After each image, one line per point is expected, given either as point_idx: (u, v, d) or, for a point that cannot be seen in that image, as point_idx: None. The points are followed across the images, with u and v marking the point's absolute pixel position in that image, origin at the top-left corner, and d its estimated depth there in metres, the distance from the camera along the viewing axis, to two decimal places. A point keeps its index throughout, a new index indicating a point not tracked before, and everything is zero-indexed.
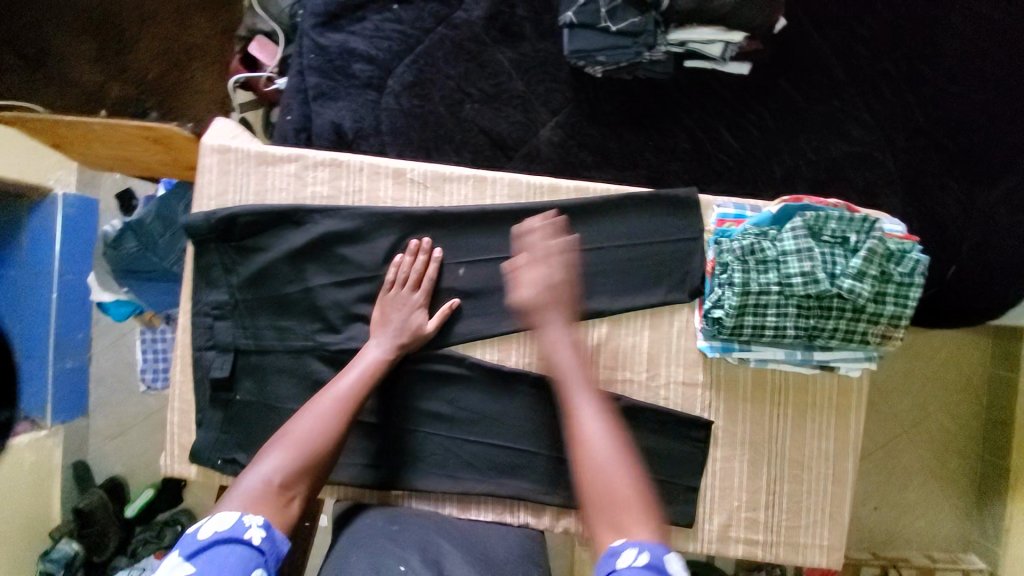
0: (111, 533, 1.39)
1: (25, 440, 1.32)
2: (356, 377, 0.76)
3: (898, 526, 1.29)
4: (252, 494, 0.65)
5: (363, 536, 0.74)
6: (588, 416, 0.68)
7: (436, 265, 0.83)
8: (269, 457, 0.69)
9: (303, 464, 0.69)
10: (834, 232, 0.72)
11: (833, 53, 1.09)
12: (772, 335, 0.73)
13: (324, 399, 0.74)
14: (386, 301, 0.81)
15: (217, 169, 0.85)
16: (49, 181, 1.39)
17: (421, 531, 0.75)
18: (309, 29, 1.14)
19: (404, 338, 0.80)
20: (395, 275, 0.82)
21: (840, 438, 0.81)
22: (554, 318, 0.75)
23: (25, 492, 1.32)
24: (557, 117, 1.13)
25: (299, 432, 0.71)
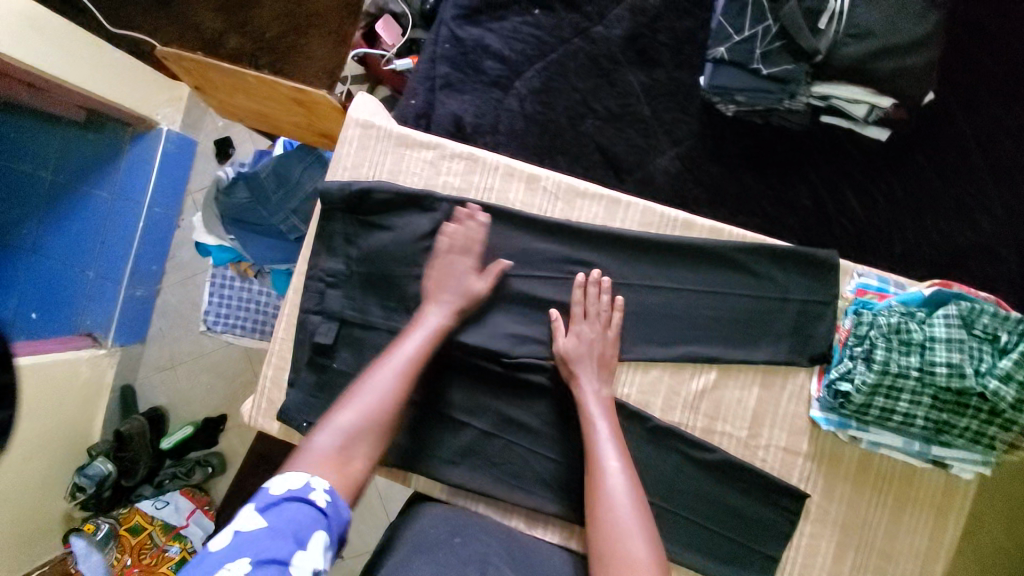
0: (143, 460, 1.38)
1: (84, 354, 1.37)
2: (417, 344, 0.74)
3: None
4: (320, 455, 0.63)
5: (427, 543, 0.72)
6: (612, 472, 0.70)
7: (483, 228, 0.82)
8: (332, 419, 0.67)
9: (367, 428, 0.67)
10: (986, 328, 0.68)
11: (978, 137, 1.04)
12: (899, 421, 0.70)
13: (386, 365, 0.72)
14: (440, 267, 0.80)
15: (358, 142, 0.86)
16: (157, 116, 1.44)
17: (484, 550, 0.72)
18: (449, 19, 1.16)
19: (459, 303, 0.78)
20: (453, 240, 0.81)
21: (935, 538, 0.76)
22: (588, 373, 0.77)
23: (70, 404, 1.34)
24: (678, 148, 1.11)
25: (363, 395, 0.69)
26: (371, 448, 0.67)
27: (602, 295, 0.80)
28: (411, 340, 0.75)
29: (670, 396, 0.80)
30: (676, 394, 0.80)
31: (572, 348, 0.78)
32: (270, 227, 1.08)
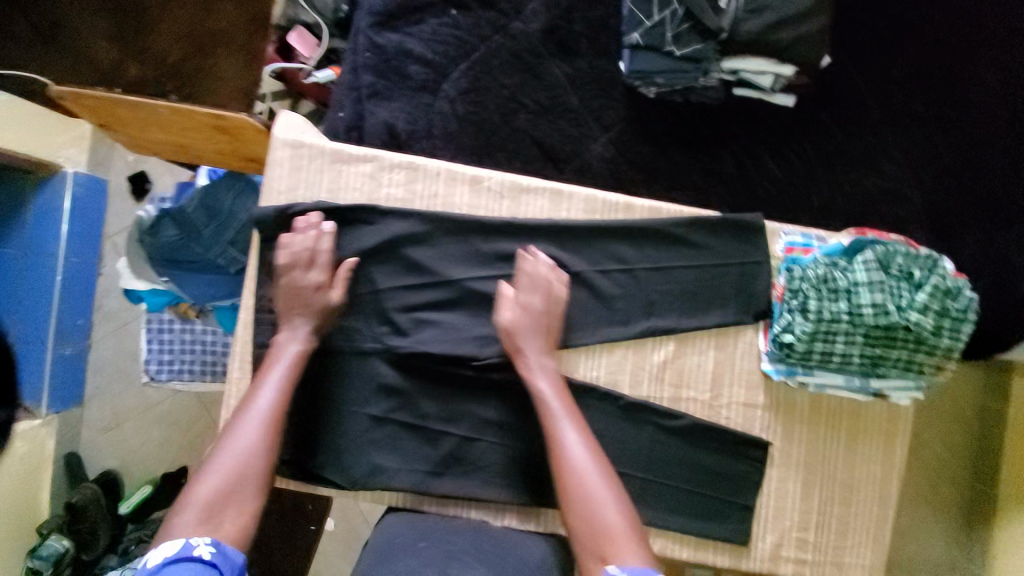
0: (102, 531, 1.36)
1: (22, 429, 1.33)
2: (274, 385, 0.74)
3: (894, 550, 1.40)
4: (195, 514, 0.65)
5: (388, 551, 0.72)
6: (572, 446, 0.72)
7: (328, 240, 0.80)
8: (196, 485, 0.67)
9: (233, 484, 0.68)
10: (901, 267, 0.75)
11: (870, 93, 1.14)
12: (838, 362, 0.77)
13: (243, 416, 0.72)
14: (286, 288, 0.78)
15: (289, 163, 0.82)
16: (59, 159, 1.39)
17: (448, 548, 0.72)
18: (365, 28, 1.13)
19: (313, 323, 0.78)
20: (292, 256, 0.78)
21: (886, 463, 0.85)
22: (532, 345, 0.78)
23: (14, 484, 1.31)
24: (609, 133, 1.14)
25: (231, 442, 0.70)
26: (244, 503, 0.68)
27: (544, 267, 0.81)
28: (270, 382, 0.74)
29: (637, 371, 0.83)
30: (642, 368, 0.83)
31: (517, 321, 0.78)
32: (207, 262, 1.01)
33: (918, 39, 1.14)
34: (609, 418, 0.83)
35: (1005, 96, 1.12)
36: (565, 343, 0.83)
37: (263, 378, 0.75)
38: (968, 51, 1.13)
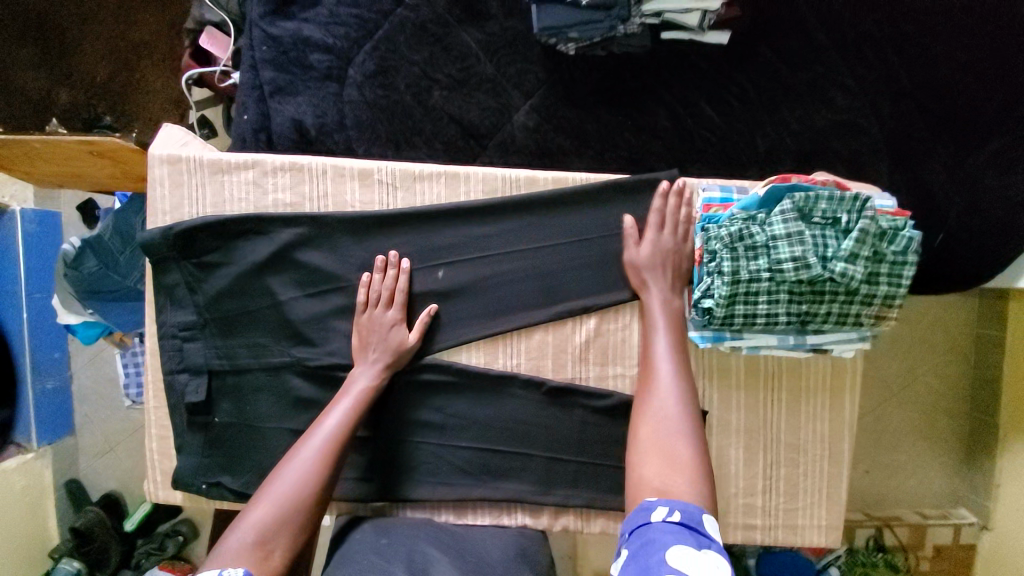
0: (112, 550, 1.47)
1: (13, 463, 1.41)
2: (340, 416, 0.72)
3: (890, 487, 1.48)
4: (240, 547, 0.61)
5: (349, 552, 0.71)
6: (663, 388, 0.70)
7: (405, 277, 0.77)
8: (249, 512, 0.64)
9: (288, 516, 0.64)
10: (825, 213, 0.68)
11: (814, 16, 1.03)
12: (763, 323, 0.71)
13: (309, 442, 0.70)
14: (363, 323, 0.76)
15: (169, 181, 0.79)
16: (5, 197, 1.42)
17: (410, 542, 0.72)
18: (258, 19, 1.06)
19: (389, 358, 0.75)
20: (367, 294, 0.77)
21: (835, 419, 0.80)
22: (656, 278, 0.75)
23: (20, 511, 1.42)
24: (531, 100, 1.07)
25: (286, 475, 0.67)
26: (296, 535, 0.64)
27: (682, 210, 0.77)
28: (343, 413, 0.72)
29: (558, 354, 0.79)
30: (563, 351, 0.79)
31: (643, 259, 0.76)
32: (129, 290, 1.02)
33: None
34: (535, 404, 0.80)
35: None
36: (477, 334, 0.79)
37: (336, 408, 0.72)
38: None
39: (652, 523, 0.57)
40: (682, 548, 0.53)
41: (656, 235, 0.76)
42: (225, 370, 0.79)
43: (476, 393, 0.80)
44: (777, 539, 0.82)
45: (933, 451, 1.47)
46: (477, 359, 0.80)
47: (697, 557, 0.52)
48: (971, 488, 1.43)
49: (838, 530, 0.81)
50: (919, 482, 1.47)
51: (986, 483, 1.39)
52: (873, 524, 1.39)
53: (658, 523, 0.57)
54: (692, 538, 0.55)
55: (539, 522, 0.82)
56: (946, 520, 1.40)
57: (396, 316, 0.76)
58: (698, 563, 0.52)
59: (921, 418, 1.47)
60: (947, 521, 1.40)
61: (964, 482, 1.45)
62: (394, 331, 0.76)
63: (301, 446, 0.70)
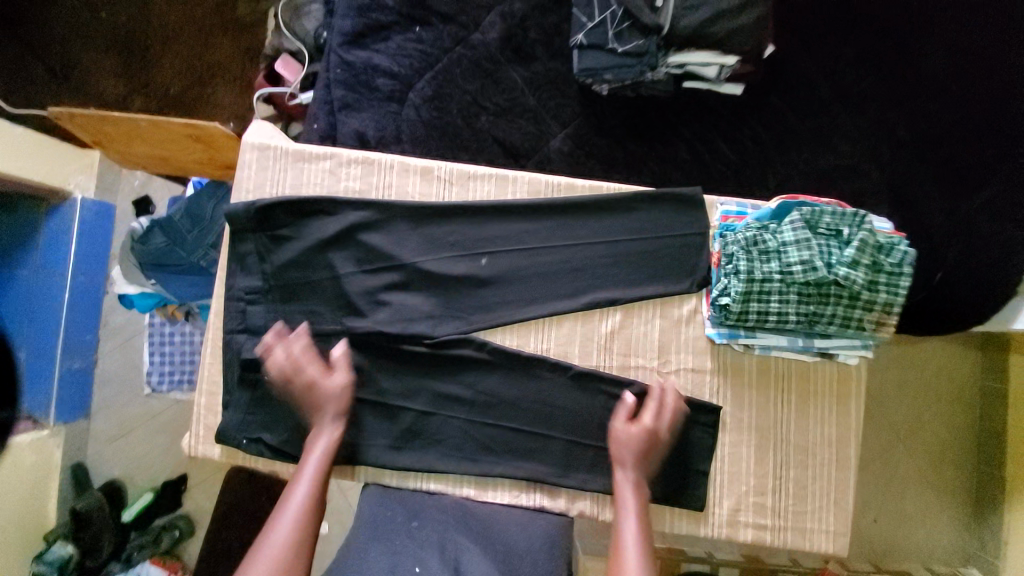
0: (105, 538, 1.48)
1: (25, 439, 1.45)
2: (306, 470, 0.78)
3: (897, 537, 1.48)
4: None
5: (384, 528, 0.79)
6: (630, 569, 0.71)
7: (308, 340, 0.84)
8: None
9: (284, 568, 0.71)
10: (829, 226, 0.78)
11: (819, 77, 1.18)
12: (775, 322, 0.79)
13: (283, 508, 0.75)
14: (297, 389, 0.82)
15: (257, 165, 0.91)
16: (70, 185, 1.56)
17: (441, 528, 0.79)
18: (336, 47, 1.21)
19: (333, 405, 0.82)
20: (287, 365, 0.82)
21: (842, 424, 0.85)
22: (626, 467, 0.79)
23: (24, 488, 1.45)
24: (567, 129, 1.21)
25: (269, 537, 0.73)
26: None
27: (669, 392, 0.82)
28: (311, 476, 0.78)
29: (585, 343, 0.87)
30: (589, 339, 0.87)
31: (625, 441, 0.80)
32: (191, 265, 1.10)
33: (868, 18, 1.17)
34: (561, 388, 0.86)
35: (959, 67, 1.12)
36: (513, 317, 0.87)
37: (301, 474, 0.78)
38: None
39: None
40: None
41: (651, 421, 0.80)
42: (280, 333, 0.86)
43: (508, 373, 0.86)
44: (787, 543, 0.84)
45: (940, 501, 1.48)
46: (510, 340, 0.87)
47: None
48: (982, 545, 1.43)
49: (844, 537, 0.84)
50: (927, 534, 1.47)
51: (996, 538, 1.40)
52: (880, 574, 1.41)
53: None
54: None
55: (557, 504, 0.85)
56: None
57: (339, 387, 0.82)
58: None
59: (928, 466, 1.49)
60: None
61: (974, 538, 1.44)
62: (339, 399, 0.82)
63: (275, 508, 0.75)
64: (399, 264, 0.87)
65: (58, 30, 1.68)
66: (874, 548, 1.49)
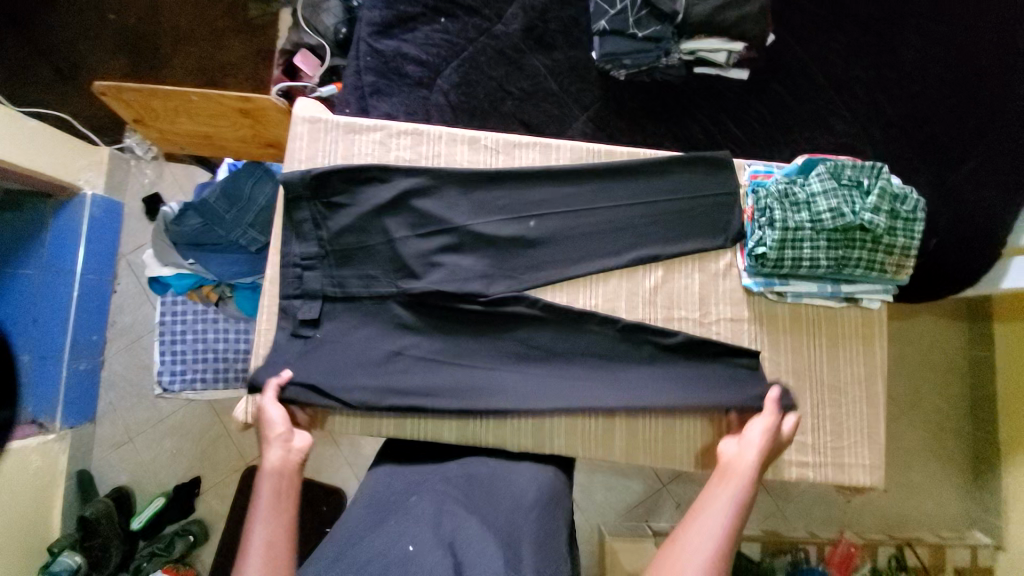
0: (113, 547, 1.44)
1: (31, 443, 1.41)
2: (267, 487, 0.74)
3: (908, 508, 1.55)
4: None
5: (383, 505, 0.76)
6: (700, 537, 0.72)
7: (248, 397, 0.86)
8: None
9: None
10: (852, 177, 0.85)
11: (814, 63, 1.29)
12: (808, 267, 0.86)
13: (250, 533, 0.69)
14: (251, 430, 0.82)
15: (307, 136, 0.93)
16: (80, 181, 1.54)
17: (439, 499, 0.75)
18: (366, 36, 1.27)
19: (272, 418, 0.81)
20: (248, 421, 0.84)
21: (869, 364, 0.92)
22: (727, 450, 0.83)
23: (27, 495, 1.38)
24: (588, 112, 1.28)
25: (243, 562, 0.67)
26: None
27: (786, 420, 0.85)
28: (257, 515, 0.71)
29: (631, 297, 0.92)
30: (635, 294, 0.92)
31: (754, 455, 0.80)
32: (230, 244, 1.11)
33: (857, 9, 1.28)
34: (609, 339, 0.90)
35: (942, 50, 1.23)
36: (562, 274, 0.91)
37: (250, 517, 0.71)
38: (904, 15, 1.27)
39: None
40: None
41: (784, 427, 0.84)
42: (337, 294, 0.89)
43: (559, 328, 0.90)
44: (826, 477, 0.90)
45: (943, 469, 1.57)
46: (560, 298, 0.91)
47: None
48: (985, 510, 1.53)
49: (880, 469, 0.90)
50: (934, 503, 1.56)
51: (996, 501, 1.50)
52: (895, 544, 1.47)
53: None
54: None
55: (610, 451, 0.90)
56: (964, 541, 1.49)
57: (274, 419, 0.81)
58: None
59: (930, 436, 1.58)
60: (965, 542, 1.49)
61: (976, 504, 1.54)
62: (276, 414, 0.81)
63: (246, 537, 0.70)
64: (452, 227, 0.91)
65: (62, 29, 1.68)
66: (886, 520, 1.55)
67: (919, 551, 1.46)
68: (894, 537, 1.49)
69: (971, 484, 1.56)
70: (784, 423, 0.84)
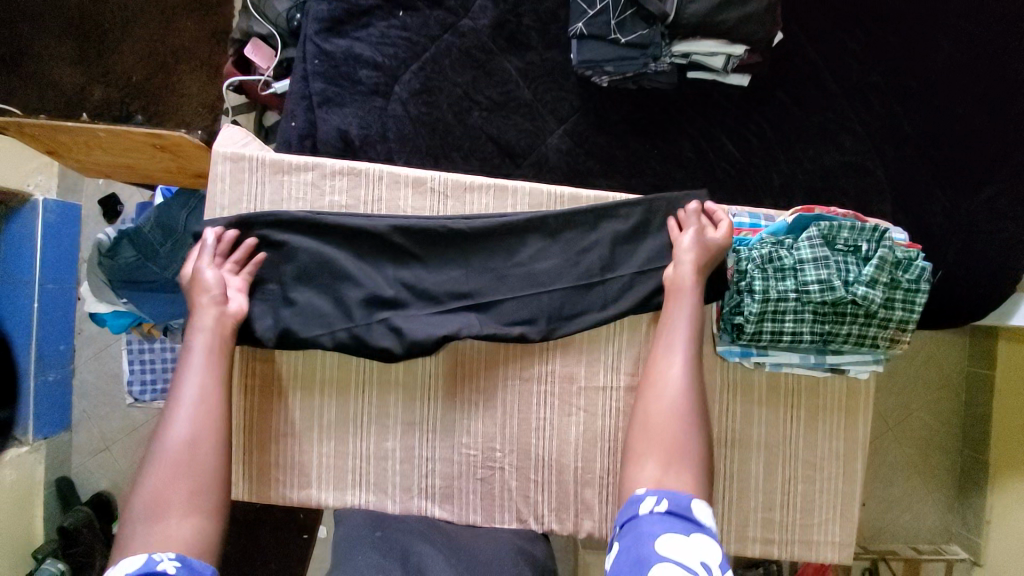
0: (98, 552, 1.35)
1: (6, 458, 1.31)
2: (203, 328, 0.75)
3: (885, 522, 1.43)
4: (176, 463, 0.69)
5: (346, 543, 0.78)
6: (672, 373, 0.74)
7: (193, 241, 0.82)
8: (169, 435, 0.70)
9: (204, 418, 0.72)
10: (847, 241, 0.76)
11: (826, 67, 1.12)
12: (789, 340, 0.77)
13: (188, 368, 0.74)
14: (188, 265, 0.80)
15: (231, 177, 0.83)
16: (30, 186, 1.38)
17: (407, 535, 0.79)
18: (313, 35, 1.11)
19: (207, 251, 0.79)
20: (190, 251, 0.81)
21: (849, 438, 0.84)
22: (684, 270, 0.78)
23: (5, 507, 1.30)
24: (565, 125, 1.14)
25: (186, 390, 0.73)
26: (218, 485, 0.70)
27: (720, 229, 0.79)
28: (190, 373, 0.73)
29: (592, 363, 0.84)
30: (597, 360, 0.84)
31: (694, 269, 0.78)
32: (166, 281, 1.03)
33: (880, 2, 1.10)
34: (575, 330, 0.81)
35: (973, 57, 1.06)
36: (505, 335, 0.81)
37: (185, 368, 0.74)
38: (935, 11, 1.08)
39: (640, 516, 0.63)
40: (671, 537, 0.60)
41: (721, 231, 0.79)
42: (284, 218, 0.81)
43: (515, 394, 0.83)
44: (792, 554, 0.84)
45: (927, 486, 1.44)
46: (515, 374, 0.84)
47: (687, 545, 0.59)
48: (965, 526, 1.40)
49: (850, 548, 0.84)
50: (912, 516, 1.43)
51: (980, 520, 1.37)
52: (872, 559, 1.35)
53: (645, 515, 0.63)
54: (682, 526, 0.61)
55: (565, 526, 0.83)
56: (940, 556, 1.36)
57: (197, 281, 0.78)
58: (688, 552, 0.58)
59: (916, 452, 1.44)
60: (941, 557, 1.36)
61: (958, 520, 1.41)
62: (205, 255, 0.78)
63: (186, 366, 0.74)
64: (394, 287, 0.82)
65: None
66: (861, 532, 1.44)
67: (894, 566, 1.33)
68: (870, 552, 1.37)
69: (953, 499, 1.43)
70: (722, 226, 0.79)
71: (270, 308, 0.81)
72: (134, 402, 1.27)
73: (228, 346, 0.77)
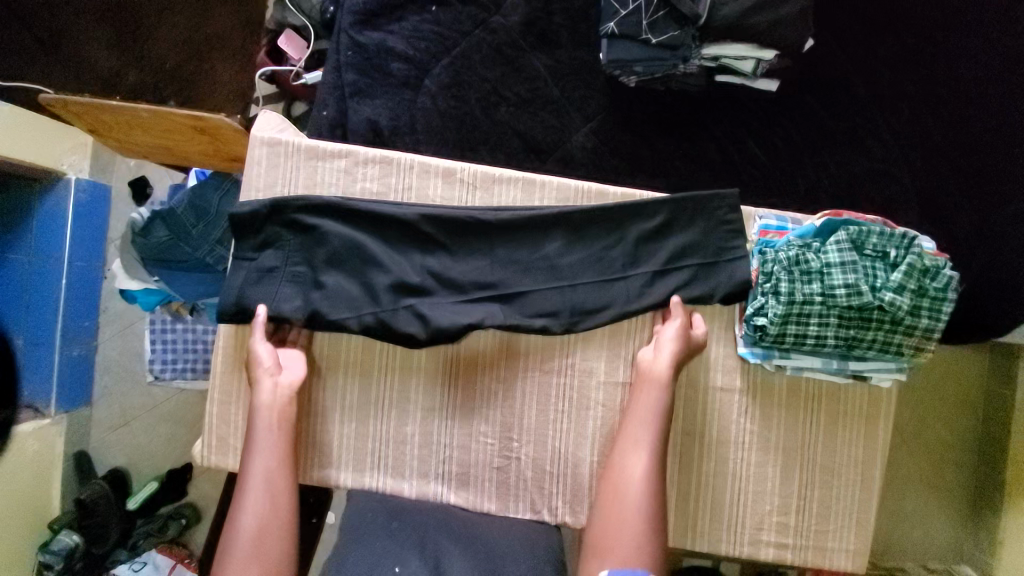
0: (113, 526, 1.36)
1: (29, 428, 1.33)
2: (267, 414, 0.77)
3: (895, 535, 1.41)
4: (248, 544, 0.72)
5: (362, 532, 0.81)
6: (638, 465, 0.75)
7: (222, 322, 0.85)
8: (239, 516, 0.73)
9: (271, 501, 0.75)
10: (876, 247, 0.76)
11: (856, 75, 1.12)
12: (812, 344, 0.77)
13: (255, 450, 0.76)
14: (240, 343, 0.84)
15: (267, 160, 0.85)
16: (63, 166, 1.41)
17: (422, 528, 0.81)
18: (347, 26, 1.13)
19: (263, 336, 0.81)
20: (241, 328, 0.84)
21: (868, 445, 0.84)
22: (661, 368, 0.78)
23: (24, 475, 1.32)
24: (591, 123, 1.15)
25: (253, 473, 0.75)
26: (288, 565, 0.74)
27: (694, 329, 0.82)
28: (256, 453, 0.76)
29: (612, 358, 0.85)
30: (618, 355, 0.85)
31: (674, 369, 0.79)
32: (196, 261, 1.05)
33: (914, 11, 1.09)
34: (597, 323, 0.82)
35: None
36: (527, 325, 0.82)
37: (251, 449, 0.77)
38: None
39: None
40: None
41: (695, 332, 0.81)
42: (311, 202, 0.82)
43: (535, 384, 0.84)
44: (806, 560, 0.84)
45: (939, 502, 1.41)
46: (534, 364, 0.85)
47: None
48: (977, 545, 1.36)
49: (865, 556, 0.84)
50: (923, 533, 1.41)
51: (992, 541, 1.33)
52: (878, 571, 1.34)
53: None
54: None
55: (579, 520, 0.83)
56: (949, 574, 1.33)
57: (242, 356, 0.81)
58: None
59: (930, 467, 1.42)
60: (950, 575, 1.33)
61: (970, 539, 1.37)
62: (263, 344, 0.80)
63: (252, 448, 0.76)
64: (420, 274, 0.83)
65: None
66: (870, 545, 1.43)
67: None
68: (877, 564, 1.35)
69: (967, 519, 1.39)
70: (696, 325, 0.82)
71: (299, 289, 0.83)
72: (154, 379, 1.28)
73: (288, 431, 0.79)
